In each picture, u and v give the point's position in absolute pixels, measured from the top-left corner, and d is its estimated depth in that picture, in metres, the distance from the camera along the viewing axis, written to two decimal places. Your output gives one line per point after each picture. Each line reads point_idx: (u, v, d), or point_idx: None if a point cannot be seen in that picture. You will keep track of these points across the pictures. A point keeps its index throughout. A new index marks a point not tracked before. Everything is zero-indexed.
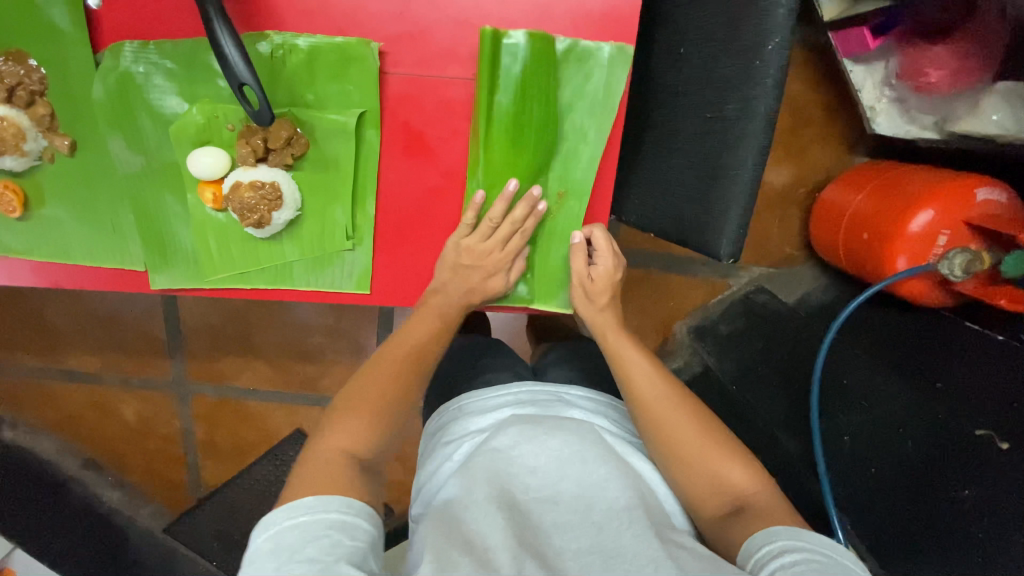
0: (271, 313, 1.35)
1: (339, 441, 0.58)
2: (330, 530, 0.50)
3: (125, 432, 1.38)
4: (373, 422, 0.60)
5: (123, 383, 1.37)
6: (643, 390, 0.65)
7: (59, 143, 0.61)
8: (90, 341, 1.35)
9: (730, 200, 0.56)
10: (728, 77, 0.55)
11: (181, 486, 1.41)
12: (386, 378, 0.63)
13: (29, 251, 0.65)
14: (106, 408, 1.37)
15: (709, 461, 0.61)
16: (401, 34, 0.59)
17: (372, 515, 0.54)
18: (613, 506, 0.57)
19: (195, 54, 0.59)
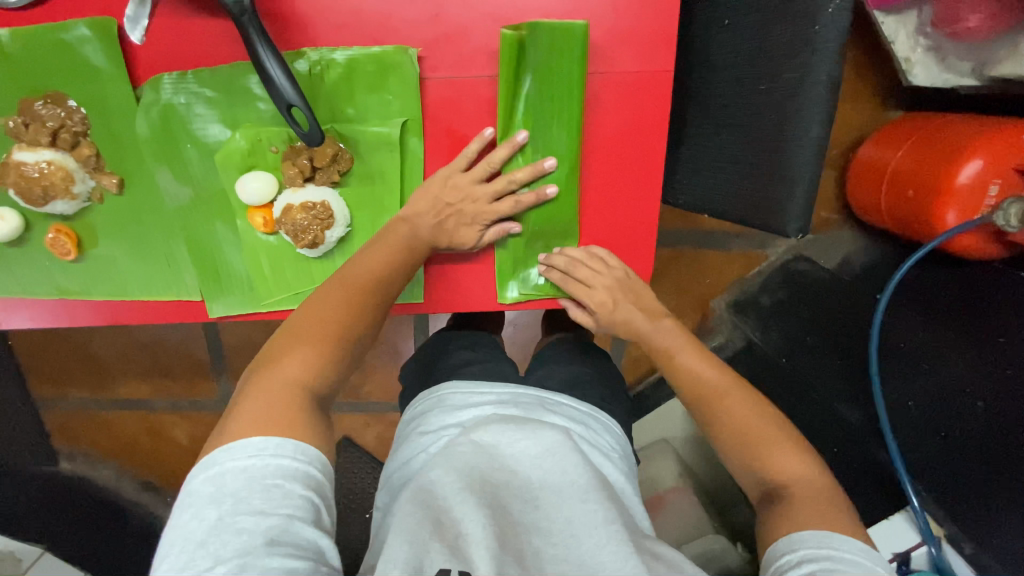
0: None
1: (287, 369, 0.50)
2: (281, 479, 0.42)
3: (179, 454, 1.41)
4: (318, 353, 0.52)
5: (173, 406, 1.39)
6: (694, 383, 0.62)
7: (107, 182, 0.61)
8: (137, 369, 1.37)
9: (794, 174, 0.54)
10: (783, 46, 0.53)
11: None
12: (335, 305, 0.55)
13: (87, 291, 0.66)
14: (159, 432, 1.40)
15: (753, 446, 0.57)
16: (437, 37, 0.58)
17: (324, 464, 0.46)
18: (591, 521, 0.52)
19: (233, 79, 0.58)
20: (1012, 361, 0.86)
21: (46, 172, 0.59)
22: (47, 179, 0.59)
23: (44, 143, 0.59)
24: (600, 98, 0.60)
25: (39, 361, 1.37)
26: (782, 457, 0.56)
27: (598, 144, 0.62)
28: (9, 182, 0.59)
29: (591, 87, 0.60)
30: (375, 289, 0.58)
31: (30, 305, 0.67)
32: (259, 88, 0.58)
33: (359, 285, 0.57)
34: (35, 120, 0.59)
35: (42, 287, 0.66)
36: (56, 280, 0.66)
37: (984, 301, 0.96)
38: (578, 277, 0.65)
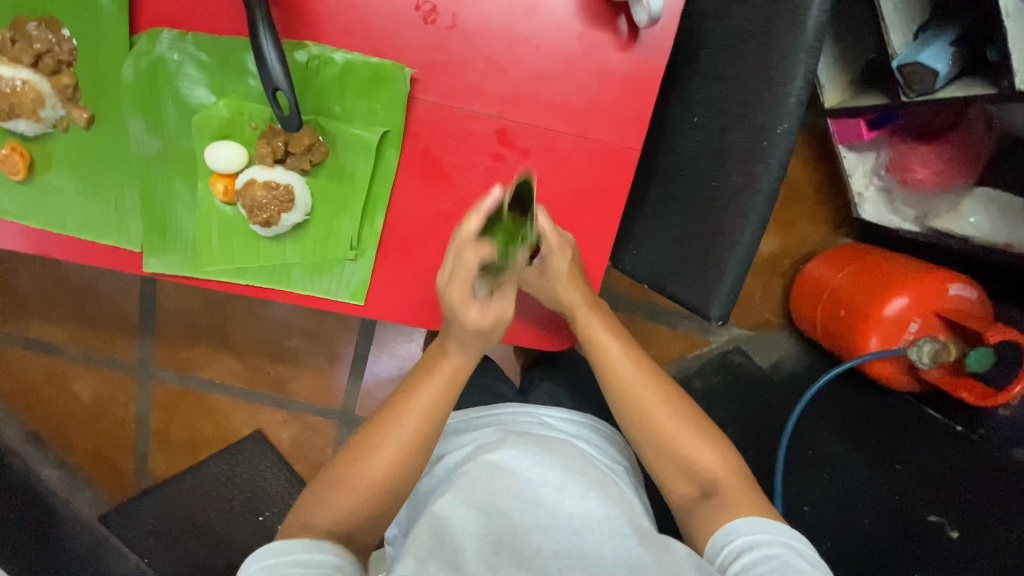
0: (251, 307, 1.34)
1: (330, 511, 0.57)
2: (295, 568, 0.51)
3: (78, 410, 1.33)
4: (361, 497, 0.58)
5: (85, 357, 1.33)
6: (615, 371, 0.63)
7: (77, 115, 0.61)
8: (56, 312, 1.31)
9: (724, 266, 0.59)
10: (738, 151, 0.58)
11: (127, 476, 1.35)
12: (386, 455, 0.59)
13: (24, 214, 0.64)
14: (61, 383, 1.32)
15: (677, 447, 0.60)
16: (435, 63, 0.61)
17: (339, 554, 0.54)
18: (592, 519, 0.54)
19: (231, 51, 0.60)
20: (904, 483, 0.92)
21: (18, 90, 0.59)
22: (17, 97, 0.59)
23: (25, 62, 0.59)
24: (570, 157, 0.64)
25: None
26: (700, 447, 0.60)
27: (560, 196, 0.66)
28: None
29: (566, 144, 0.64)
30: (425, 438, 0.60)
31: None
32: (254, 66, 0.60)
33: (410, 438, 0.59)
34: (23, 38, 0.59)
35: None
36: None
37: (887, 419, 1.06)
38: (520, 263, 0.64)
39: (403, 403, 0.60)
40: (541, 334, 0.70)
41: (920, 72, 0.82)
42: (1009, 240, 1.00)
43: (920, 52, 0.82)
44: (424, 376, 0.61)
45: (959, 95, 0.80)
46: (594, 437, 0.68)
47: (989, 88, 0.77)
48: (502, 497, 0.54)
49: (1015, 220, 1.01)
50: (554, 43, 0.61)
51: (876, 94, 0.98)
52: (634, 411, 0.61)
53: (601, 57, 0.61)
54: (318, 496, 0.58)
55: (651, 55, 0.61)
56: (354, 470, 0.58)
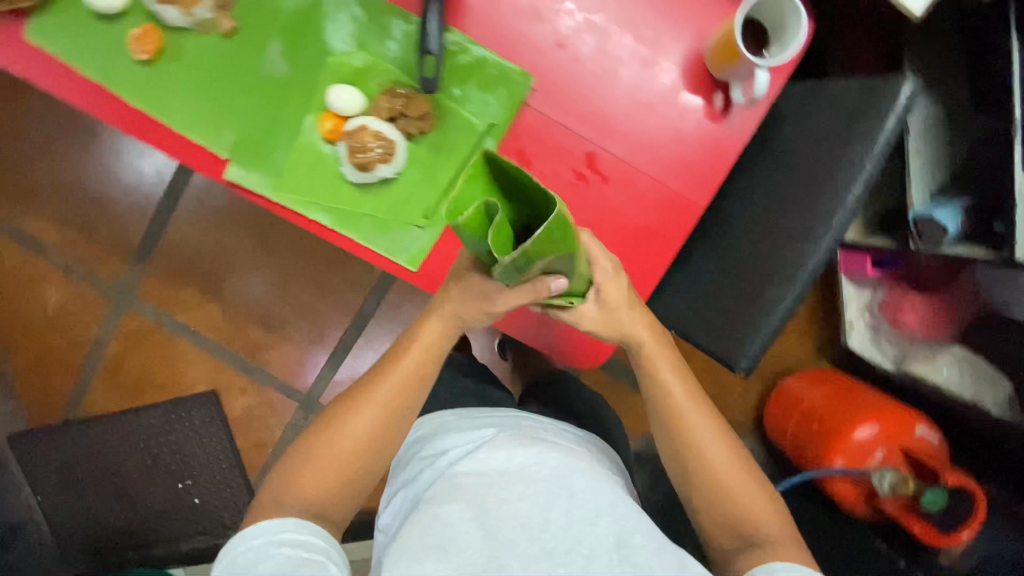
0: (255, 265, 1.36)
1: (305, 485, 0.58)
2: (282, 548, 0.53)
3: (40, 317, 1.36)
4: (340, 468, 0.60)
5: (67, 265, 1.35)
6: (674, 407, 0.63)
7: (224, 23, 0.66)
8: (57, 215, 1.34)
9: (761, 324, 0.64)
10: (791, 230, 0.65)
11: (60, 398, 1.36)
12: (366, 419, 0.61)
13: (129, 91, 0.67)
14: (35, 286, 1.35)
15: (725, 493, 0.60)
16: (554, 82, 0.69)
17: (327, 536, 0.56)
18: (599, 544, 0.55)
19: (382, 14, 0.66)
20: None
21: None
22: None
23: None
24: (643, 196, 0.71)
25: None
26: (750, 493, 0.60)
27: (625, 227, 0.72)
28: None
29: (645, 184, 0.71)
30: (404, 401, 0.63)
31: (66, 75, 0.67)
32: (399, 33, 0.67)
33: (388, 400, 0.62)
34: None
35: (92, 65, 0.67)
36: (111, 67, 0.67)
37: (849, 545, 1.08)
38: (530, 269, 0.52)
39: (385, 375, 0.63)
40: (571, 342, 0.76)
41: (929, 225, 0.93)
42: (976, 398, 1.08)
43: (933, 209, 0.95)
44: (405, 347, 0.64)
45: (960, 253, 0.90)
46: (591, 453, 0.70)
47: (987, 252, 0.88)
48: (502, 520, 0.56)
49: (982, 384, 1.09)
50: (657, 97, 0.70)
51: (885, 238, 1.10)
52: (688, 451, 0.62)
53: (694, 121, 0.70)
54: (290, 470, 0.59)
55: (737, 130, 0.69)
56: (330, 440, 0.60)
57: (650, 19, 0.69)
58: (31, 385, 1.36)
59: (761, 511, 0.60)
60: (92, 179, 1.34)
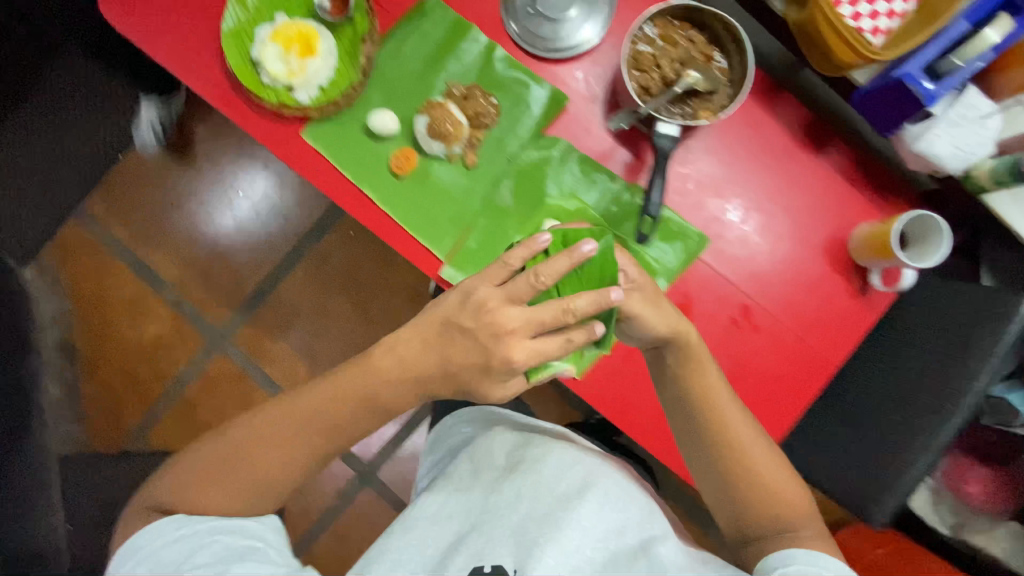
0: (353, 333, 1.46)
1: (217, 497, 0.67)
2: (216, 535, 0.65)
3: (136, 344, 1.45)
4: (249, 486, 0.67)
5: (176, 302, 1.46)
6: (726, 429, 0.70)
7: (470, 159, 0.82)
8: (181, 254, 1.46)
9: (893, 483, 0.72)
10: (921, 403, 0.74)
11: (124, 433, 1.45)
12: (276, 452, 0.67)
13: (379, 194, 0.82)
14: (140, 316, 1.45)
15: (768, 495, 0.69)
16: (720, 245, 0.83)
17: (259, 521, 0.69)
18: (622, 550, 0.68)
19: (594, 172, 0.82)
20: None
21: (453, 127, 0.79)
22: (450, 131, 0.79)
23: (465, 113, 0.81)
24: (782, 349, 0.83)
25: (115, 198, 1.43)
26: (794, 492, 0.70)
27: (764, 373, 0.82)
28: (429, 116, 0.79)
29: (787, 340, 0.83)
30: (347, 411, 0.68)
31: (328, 170, 0.82)
32: (603, 186, 0.82)
33: (317, 424, 0.68)
34: (471, 99, 0.81)
35: (356, 170, 0.82)
36: (369, 174, 0.82)
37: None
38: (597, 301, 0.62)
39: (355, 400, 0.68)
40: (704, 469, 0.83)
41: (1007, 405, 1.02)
42: None
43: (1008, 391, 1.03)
44: (340, 376, 0.69)
45: None
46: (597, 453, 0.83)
47: None
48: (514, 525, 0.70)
49: None
50: (804, 270, 0.83)
51: None
52: (730, 485, 0.70)
53: (833, 294, 0.83)
54: (203, 489, 0.67)
55: (870, 309, 0.82)
56: (242, 462, 0.67)
57: (807, 208, 0.83)
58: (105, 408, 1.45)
59: (796, 511, 0.69)
60: (224, 234, 1.45)
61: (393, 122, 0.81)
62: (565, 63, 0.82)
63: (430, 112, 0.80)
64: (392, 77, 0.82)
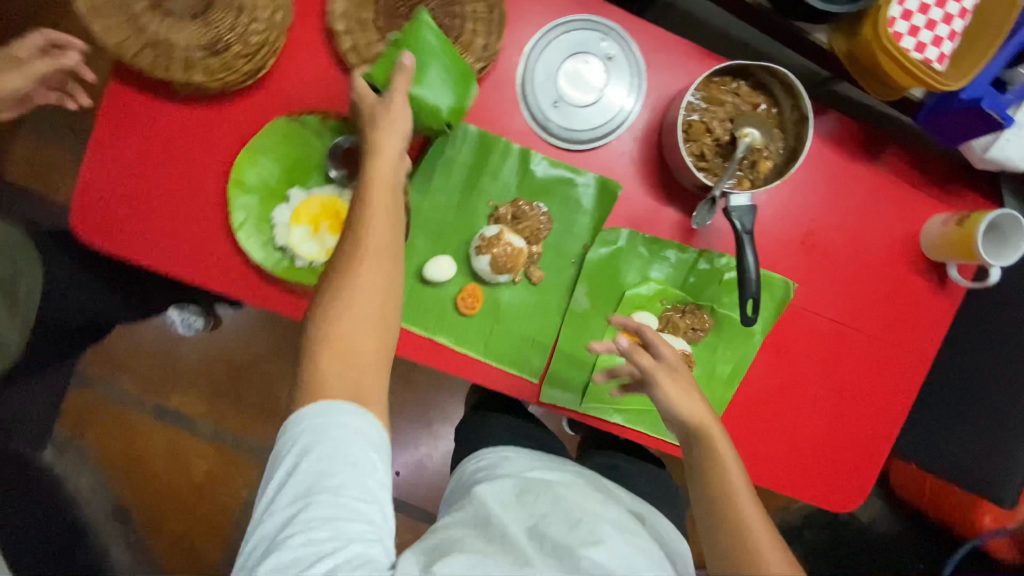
0: None
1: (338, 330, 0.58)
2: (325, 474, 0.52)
3: (186, 486, 1.33)
4: (349, 339, 0.58)
5: (215, 434, 1.33)
6: (736, 497, 0.63)
7: (535, 275, 0.77)
8: (201, 387, 1.33)
9: (1018, 467, 0.79)
10: (1018, 385, 0.81)
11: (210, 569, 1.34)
12: (371, 271, 0.60)
13: (452, 338, 0.77)
14: (183, 457, 1.32)
15: None
16: (802, 280, 0.82)
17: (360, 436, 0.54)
18: None
19: (663, 248, 0.79)
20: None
21: (512, 253, 0.73)
22: (510, 258, 0.73)
23: (522, 234, 0.75)
24: (877, 360, 0.85)
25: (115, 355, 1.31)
26: None
27: (865, 387, 0.85)
28: (490, 251, 0.72)
29: (879, 351, 0.85)
30: (393, 236, 0.62)
31: None
32: (674, 257, 0.79)
33: (386, 248, 0.62)
34: (518, 215, 0.75)
35: (420, 321, 0.76)
36: (434, 320, 0.76)
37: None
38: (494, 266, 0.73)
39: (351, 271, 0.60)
40: (833, 494, 0.86)
41: None
42: None
43: None
44: (362, 270, 0.60)
45: None
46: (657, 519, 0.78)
47: None
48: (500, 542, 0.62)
49: None
50: (882, 279, 0.84)
51: None
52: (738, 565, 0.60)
53: (913, 294, 0.84)
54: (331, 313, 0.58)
55: (951, 298, 0.84)
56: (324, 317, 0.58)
57: (873, 220, 0.82)
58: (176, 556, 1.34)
59: None
60: (241, 352, 1.35)
61: (451, 266, 0.74)
62: (605, 147, 0.77)
63: (489, 246, 0.72)
64: (433, 218, 0.75)
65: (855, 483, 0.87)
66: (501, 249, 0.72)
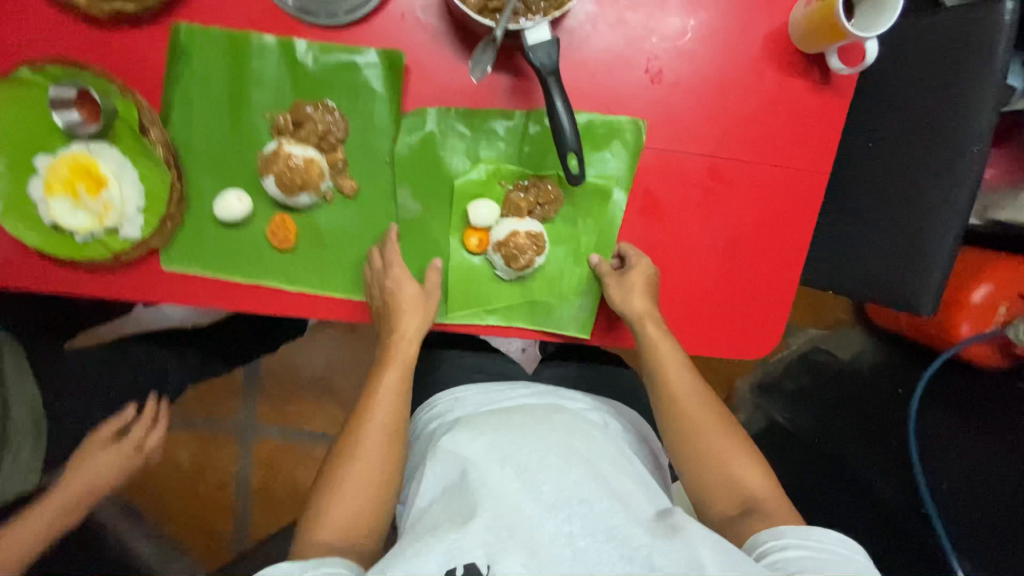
0: None
1: (335, 517, 0.62)
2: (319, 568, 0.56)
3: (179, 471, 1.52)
4: (367, 493, 0.63)
5: (189, 423, 1.52)
6: (678, 400, 0.71)
7: (346, 185, 0.67)
8: None
9: (934, 263, 0.68)
10: (932, 169, 0.68)
11: (224, 538, 1.53)
12: (382, 412, 0.67)
13: (274, 278, 0.69)
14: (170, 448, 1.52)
15: (721, 459, 0.68)
16: (659, 115, 0.70)
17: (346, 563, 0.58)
18: (599, 500, 0.62)
19: (484, 118, 0.68)
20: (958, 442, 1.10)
21: (303, 166, 0.63)
22: (303, 173, 0.63)
23: (311, 143, 0.65)
24: (768, 186, 0.74)
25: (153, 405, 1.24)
26: (751, 464, 0.68)
27: (760, 221, 0.75)
28: (272, 170, 0.63)
29: (769, 176, 0.74)
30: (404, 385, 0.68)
31: (198, 284, 0.68)
32: (505, 131, 0.69)
33: (390, 407, 0.67)
34: (303, 121, 0.65)
35: (236, 268, 0.68)
36: (252, 263, 0.68)
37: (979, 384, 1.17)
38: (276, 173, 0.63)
39: (373, 396, 0.68)
40: (749, 344, 0.79)
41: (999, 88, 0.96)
42: None
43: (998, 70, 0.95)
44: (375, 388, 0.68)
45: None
46: (617, 423, 0.81)
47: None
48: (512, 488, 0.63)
49: None
50: (756, 89, 0.71)
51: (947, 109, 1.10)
52: (687, 439, 0.70)
53: (796, 98, 0.71)
54: (326, 498, 0.63)
55: (841, 93, 0.71)
56: (355, 451, 0.65)
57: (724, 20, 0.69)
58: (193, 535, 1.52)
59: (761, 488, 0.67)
60: None
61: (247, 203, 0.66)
62: (378, 17, 0.65)
63: (271, 166, 0.63)
64: (212, 151, 0.66)
65: (766, 330, 0.79)
66: (291, 165, 0.63)
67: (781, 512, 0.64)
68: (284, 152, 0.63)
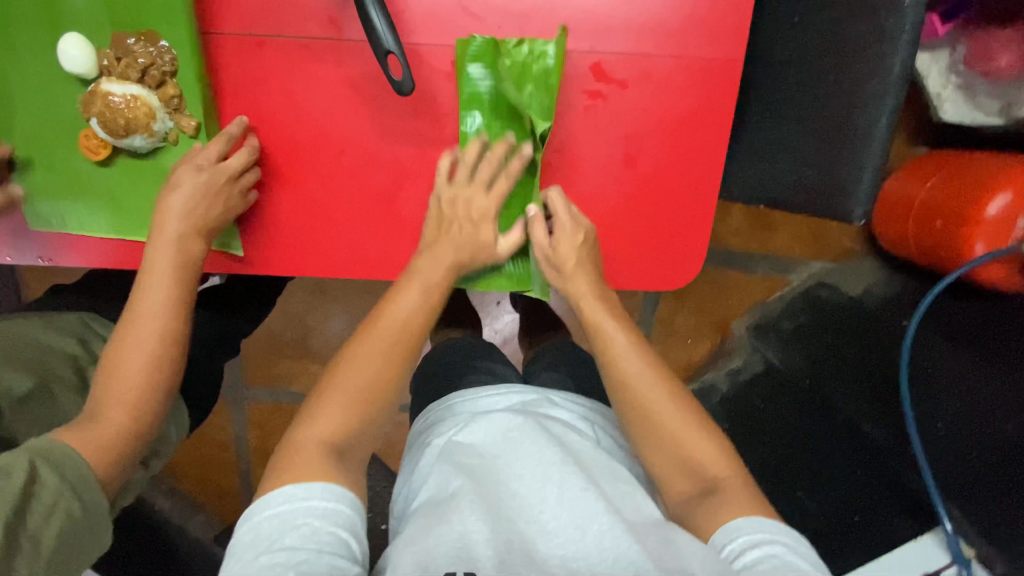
0: (316, 314, 1.35)
1: (322, 423, 0.56)
2: (309, 517, 0.49)
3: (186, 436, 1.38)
4: (351, 403, 0.57)
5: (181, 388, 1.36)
6: (619, 367, 0.62)
7: (186, 123, 0.62)
8: None
9: (865, 158, 0.56)
10: (857, 37, 0.55)
11: (234, 494, 1.38)
12: (375, 354, 0.60)
13: (133, 231, 0.66)
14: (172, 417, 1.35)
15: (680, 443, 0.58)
16: (522, 9, 0.61)
17: (355, 500, 0.52)
18: (594, 508, 0.52)
19: (322, 33, 0.61)
20: (961, 381, 0.93)
21: (130, 104, 0.60)
22: (130, 112, 0.60)
23: (133, 78, 0.61)
24: (669, 78, 0.63)
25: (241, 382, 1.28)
26: (705, 446, 0.59)
27: (661, 124, 0.64)
28: (94, 113, 0.61)
29: (664, 68, 0.63)
30: (407, 332, 0.61)
31: (61, 243, 0.66)
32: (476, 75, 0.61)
33: (390, 333, 0.61)
34: (127, 56, 0.61)
35: (89, 224, 0.65)
36: (107, 216, 0.65)
37: (1000, 323, 0.97)
38: (103, 114, 0.60)
39: (380, 313, 0.62)
40: (665, 272, 0.69)
41: None
42: None
43: None
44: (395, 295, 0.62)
45: None
46: (608, 435, 0.67)
47: None
48: (508, 500, 0.54)
49: None
50: None
51: None
52: (641, 409, 0.60)
53: None
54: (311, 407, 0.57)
55: None
56: (349, 373, 0.58)
57: None
58: (205, 493, 1.39)
59: (711, 462, 0.58)
60: None
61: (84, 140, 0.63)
62: None
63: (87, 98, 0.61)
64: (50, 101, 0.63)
65: (683, 257, 0.69)
66: (114, 103, 0.60)
67: (740, 491, 0.56)
68: (103, 91, 0.60)
